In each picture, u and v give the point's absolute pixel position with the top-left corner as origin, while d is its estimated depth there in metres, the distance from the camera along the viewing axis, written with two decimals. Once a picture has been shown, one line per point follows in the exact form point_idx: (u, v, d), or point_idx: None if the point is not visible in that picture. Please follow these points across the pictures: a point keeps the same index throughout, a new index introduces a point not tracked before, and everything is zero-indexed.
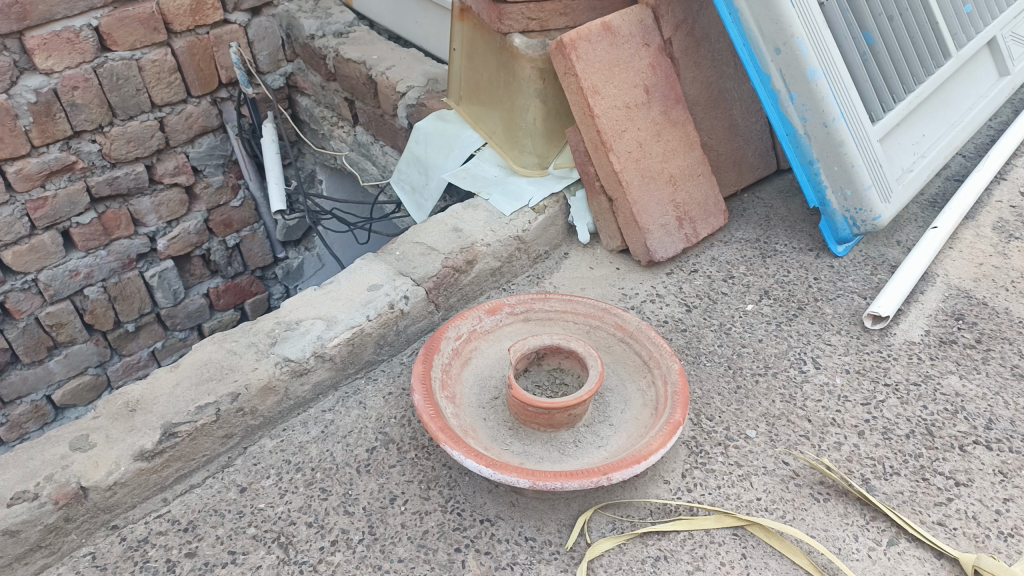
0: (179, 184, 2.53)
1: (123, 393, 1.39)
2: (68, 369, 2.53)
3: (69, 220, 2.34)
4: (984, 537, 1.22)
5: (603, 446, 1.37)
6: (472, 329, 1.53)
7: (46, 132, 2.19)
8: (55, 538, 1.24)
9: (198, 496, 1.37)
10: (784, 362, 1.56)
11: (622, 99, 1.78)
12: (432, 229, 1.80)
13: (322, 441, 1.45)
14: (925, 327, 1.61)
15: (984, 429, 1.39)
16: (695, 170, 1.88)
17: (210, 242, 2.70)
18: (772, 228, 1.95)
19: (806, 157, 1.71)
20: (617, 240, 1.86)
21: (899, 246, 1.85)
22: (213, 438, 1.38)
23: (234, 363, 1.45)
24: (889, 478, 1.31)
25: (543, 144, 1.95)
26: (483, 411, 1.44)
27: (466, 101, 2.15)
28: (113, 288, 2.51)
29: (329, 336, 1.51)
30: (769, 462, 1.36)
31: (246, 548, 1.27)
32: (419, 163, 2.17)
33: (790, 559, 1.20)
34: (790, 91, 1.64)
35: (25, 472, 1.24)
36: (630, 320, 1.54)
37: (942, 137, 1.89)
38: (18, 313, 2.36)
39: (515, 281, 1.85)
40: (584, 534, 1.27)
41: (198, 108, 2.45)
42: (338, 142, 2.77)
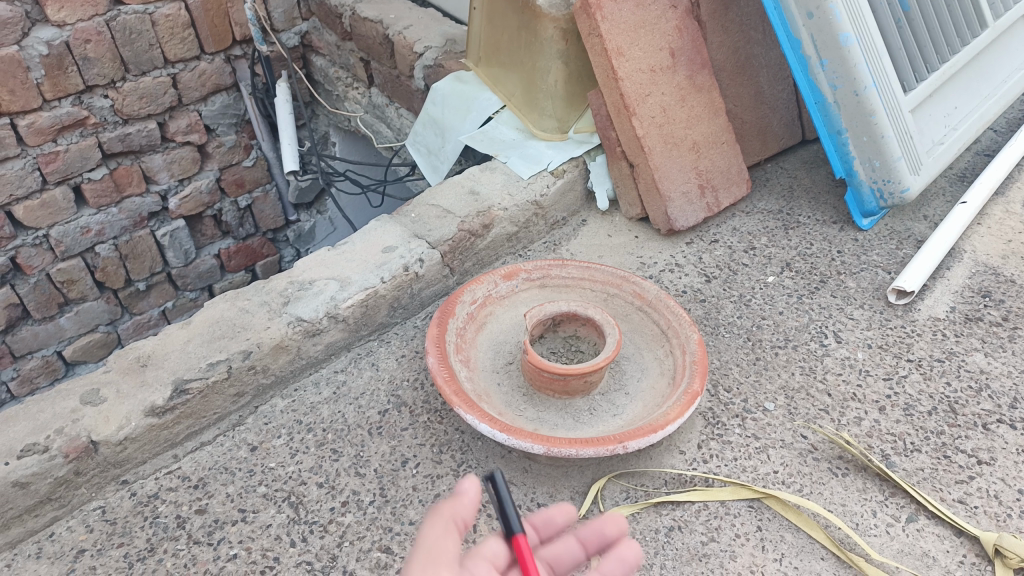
0: (191, 142, 2.49)
1: (134, 348, 1.38)
2: (79, 326, 2.53)
3: (81, 175, 2.31)
4: (1006, 516, 1.19)
5: (618, 414, 1.35)
6: (487, 294, 1.51)
7: (58, 86, 2.15)
8: (65, 491, 1.24)
9: (208, 453, 1.36)
10: (805, 335, 1.53)
11: (648, 62, 1.74)
12: (448, 191, 1.77)
13: (334, 402, 1.44)
14: (951, 304, 1.58)
15: (1008, 407, 1.37)
16: (719, 137, 1.84)
17: (222, 202, 2.67)
18: (795, 200, 1.91)
19: (835, 126, 1.66)
20: (636, 207, 1.82)
21: (926, 221, 1.81)
22: (225, 395, 1.37)
23: (246, 321, 1.43)
24: (909, 454, 1.29)
25: (563, 108, 1.91)
26: (497, 376, 1.42)
27: (485, 62, 2.10)
28: (124, 246, 2.49)
29: (343, 296, 1.49)
30: (787, 435, 1.34)
31: (257, 506, 1.26)
32: (435, 125, 2.14)
33: (807, 533, 1.18)
34: (821, 57, 1.59)
35: (35, 425, 1.23)
36: (649, 289, 1.51)
37: (975, 109, 1.84)
38: (30, 269, 2.35)
39: (531, 247, 1.82)
40: (597, 502, 1.25)
41: (212, 65, 2.42)
42: (353, 103, 2.73)
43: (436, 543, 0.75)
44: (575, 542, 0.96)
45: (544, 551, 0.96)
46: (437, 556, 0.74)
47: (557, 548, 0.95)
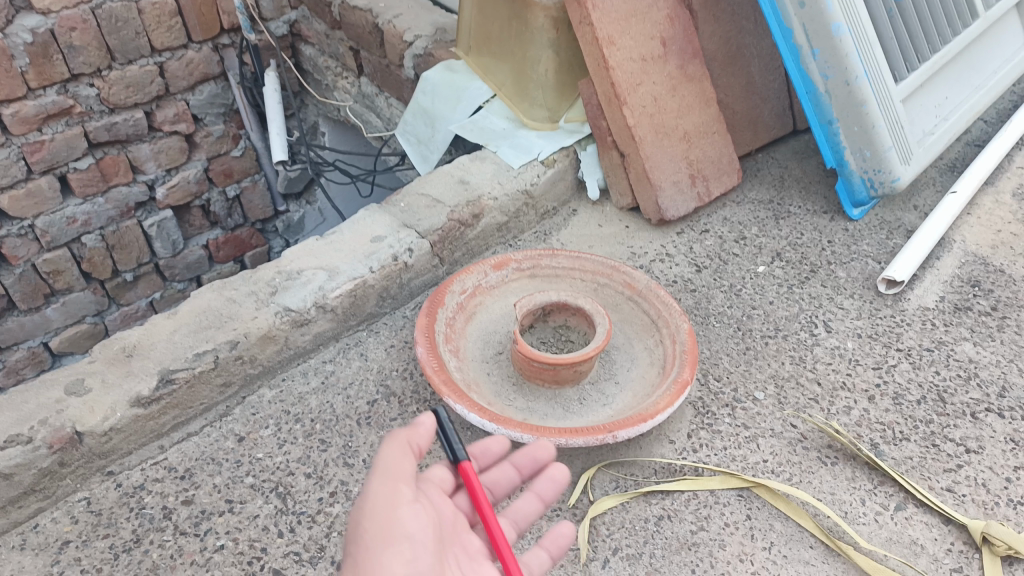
0: (179, 132, 2.47)
1: (120, 338, 1.36)
2: (65, 317, 2.51)
3: (67, 165, 2.29)
4: (993, 504, 1.20)
5: (608, 404, 1.34)
6: (477, 284, 1.50)
7: (43, 74, 2.13)
8: (49, 482, 1.22)
9: (195, 444, 1.34)
10: (794, 325, 1.53)
11: (639, 51, 1.73)
12: (437, 181, 1.76)
13: (322, 392, 1.43)
14: (940, 294, 1.58)
15: (996, 396, 1.37)
16: (711, 127, 1.83)
17: (210, 192, 2.65)
18: (785, 190, 1.90)
19: (826, 116, 1.66)
20: (627, 197, 1.81)
21: (916, 211, 1.81)
22: (212, 385, 1.36)
23: (234, 311, 1.41)
24: (898, 443, 1.29)
25: (553, 97, 1.90)
26: (486, 366, 1.41)
27: (475, 51, 2.09)
28: (111, 236, 2.47)
29: (332, 286, 1.48)
30: (776, 424, 1.33)
31: (244, 497, 1.25)
32: (425, 115, 2.12)
33: (795, 522, 1.18)
34: (813, 46, 1.58)
35: (19, 415, 1.21)
36: (639, 279, 1.50)
37: (966, 99, 1.84)
38: (15, 259, 2.32)
39: (522, 236, 1.81)
40: (587, 492, 1.24)
41: (200, 54, 2.39)
42: (342, 93, 2.71)
43: (396, 463, 0.88)
44: (511, 468, 1.08)
45: (484, 478, 1.07)
46: (397, 473, 0.87)
47: (495, 474, 1.07)
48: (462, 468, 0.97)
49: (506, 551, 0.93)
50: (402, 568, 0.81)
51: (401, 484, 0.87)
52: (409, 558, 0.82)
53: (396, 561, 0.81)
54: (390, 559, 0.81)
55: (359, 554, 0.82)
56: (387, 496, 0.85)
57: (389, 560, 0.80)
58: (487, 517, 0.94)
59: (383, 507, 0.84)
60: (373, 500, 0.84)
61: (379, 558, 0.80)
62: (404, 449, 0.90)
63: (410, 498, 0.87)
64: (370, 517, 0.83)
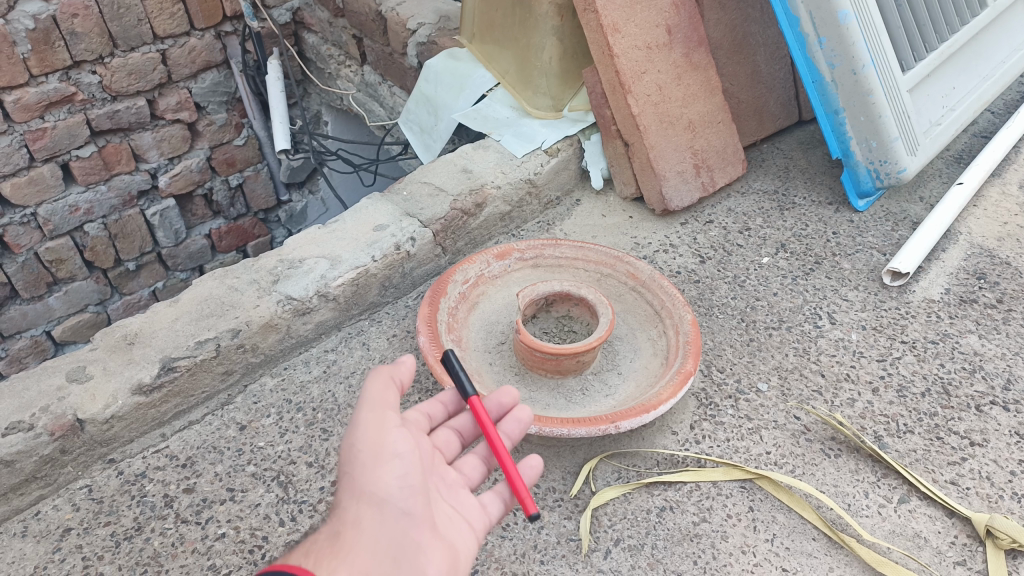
0: (181, 120, 2.46)
1: (121, 326, 1.36)
2: (68, 305, 2.51)
3: (69, 153, 2.28)
4: (997, 497, 1.19)
5: (610, 395, 1.34)
6: (480, 274, 1.50)
7: (45, 61, 2.11)
8: (51, 469, 1.22)
9: (197, 432, 1.34)
10: (799, 317, 1.52)
11: (643, 39, 1.72)
12: (440, 170, 1.75)
13: (324, 381, 1.43)
14: (946, 286, 1.57)
15: (1001, 389, 1.36)
16: (716, 117, 1.82)
17: (213, 181, 2.64)
18: (790, 180, 1.89)
19: (832, 105, 1.64)
20: (631, 186, 1.80)
21: (922, 203, 1.80)
22: (213, 373, 1.36)
23: (235, 299, 1.41)
24: (902, 436, 1.28)
25: (557, 86, 1.89)
26: (488, 356, 1.41)
27: (478, 39, 2.07)
28: (114, 225, 2.47)
29: (333, 275, 1.47)
30: (779, 416, 1.33)
31: (245, 486, 1.25)
32: (428, 103, 2.11)
33: (798, 514, 1.18)
34: (819, 35, 1.57)
35: (20, 402, 1.21)
36: (643, 269, 1.49)
37: (974, 90, 1.82)
38: (18, 247, 2.32)
39: (525, 226, 1.80)
40: (589, 482, 1.24)
41: (202, 42, 2.38)
42: (345, 82, 2.69)
43: (383, 392, 0.91)
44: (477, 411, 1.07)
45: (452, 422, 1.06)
46: (386, 400, 0.91)
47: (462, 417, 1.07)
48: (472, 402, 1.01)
49: (507, 459, 0.97)
50: (395, 481, 0.85)
51: (390, 409, 0.91)
52: (401, 474, 0.86)
53: (388, 476, 0.86)
54: (382, 473, 0.85)
55: (353, 472, 0.86)
56: (377, 422, 0.89)
57: (382, 474, 0.85)
58: (489, 431, 0.99)
59: (373, 430, 0.88)
60: (364, 425, 0.88)
61: (373, 473, 0.85)
62: (389, 383, 0.93)
63: (398, 425, 0.91)
64: (362, 439, 0.87)
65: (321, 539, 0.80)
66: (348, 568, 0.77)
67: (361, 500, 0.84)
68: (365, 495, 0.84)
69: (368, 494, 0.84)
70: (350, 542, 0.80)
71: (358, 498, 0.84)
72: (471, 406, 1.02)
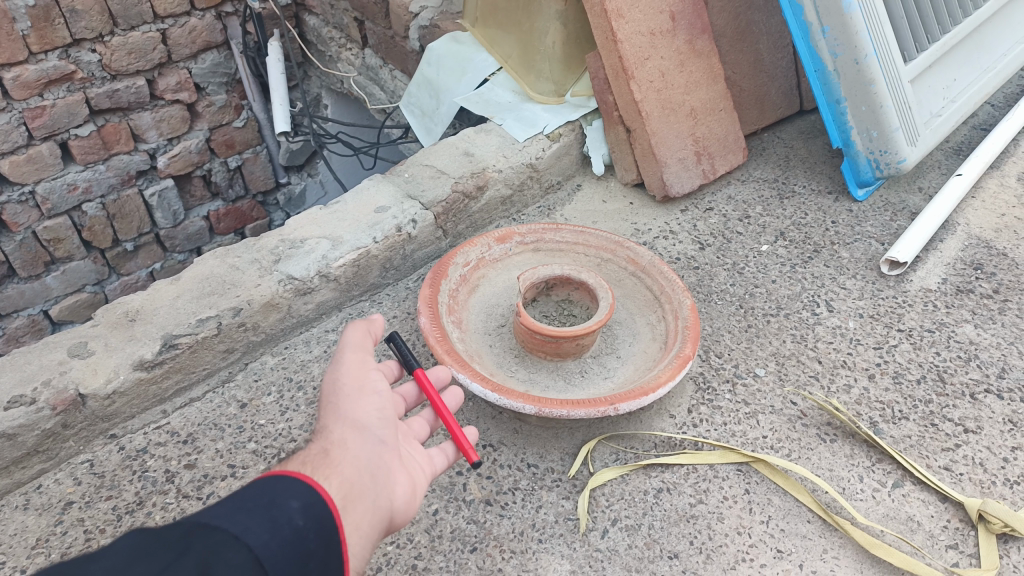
0: (181, 101, 2.45)
1: (123, 303, 1.36)
2: (65, 285, 2.51)
3: (68, 131, 2.27)
4: (990, 483, 1.21)
5: (609, 377, 1.35)
6: (481, 256, 1.51)
7: (45, 38, 2.10)
8: (52, 444, 1.23)
9: (197, 409, 1.35)
10: (797, 304, 1.53)
11: (647, 25, 1.72)
12: (442, 152, 1.76)
13: (324, 360, 1.43)
14: (943, 275, 1.59)
15: (996, 377, 1.38)
16: (717, 104, 1.82)
17: (212, 162, 2.64)
18: (791, 169, 1.90)
19: (834, 95, 1.65)
20: (632, 172, 1.81)
21: (921, 193, 1.81)
22: (215, 351, 1.36)
23: (237, 278, 1.41)
24: (897, 422, 1.30)
25: (560, 71, 1.89)
26: (489, 338, 1.41)
27: (481, 24, 2.07)
28: (112, 205, 2.46)
29: (335, 256, 1.47)
30: (776, 401, 1.34)
31: (245, 462, 1.26)
32: (430, 86, 2.11)
33: (793, 497, 1.19)
34: (822, 23, 1.57)
35: (22, 376, 1.22)
36: (642, 254, 1.50)
37: (975, 82, 1.83)
38: (15, 226, 2.31)
39: (526, 211, 1.81)
40: (587, 463, 1.25)
41: (202, 22, 2.37)
42: (346, 64, 2.69)
43: (363, 339, 0.98)
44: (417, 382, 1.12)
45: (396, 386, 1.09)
46: (366, 344, 0.98)
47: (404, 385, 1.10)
48: (416, 373, 1.08)
49: (454, 422, 1.04)
50: (375, 412, 0.91)
51: (370, 354, 0.97)
52: (378, 408, 0.92)
53: (370, 407, 0.91)
54: (365, 405, 0.91)
55: (338, 401, 0.90)
56: (359, 362, 0.95)
57: (364, 405, 0.90)
58: (435, 398, 1.06)
59: (355, 369, 0.94)
60: (347, 364, 0.94)
61: (357, 402, 0.90)
62: (367, 333, 0.99)
63: (375, 369, 0.97)
64: (347, 374, 0.93)
65: (312, 453, 0.82)
66: (340, 476, 0.79)
67: (344, 424, 0.87)
68: (349, 421, 0.88)
69: (352, 420, 0.88)
70: (340, 454, 0.82)
71: (342, 421, 0.87)
72: (416, 377, 1.08)
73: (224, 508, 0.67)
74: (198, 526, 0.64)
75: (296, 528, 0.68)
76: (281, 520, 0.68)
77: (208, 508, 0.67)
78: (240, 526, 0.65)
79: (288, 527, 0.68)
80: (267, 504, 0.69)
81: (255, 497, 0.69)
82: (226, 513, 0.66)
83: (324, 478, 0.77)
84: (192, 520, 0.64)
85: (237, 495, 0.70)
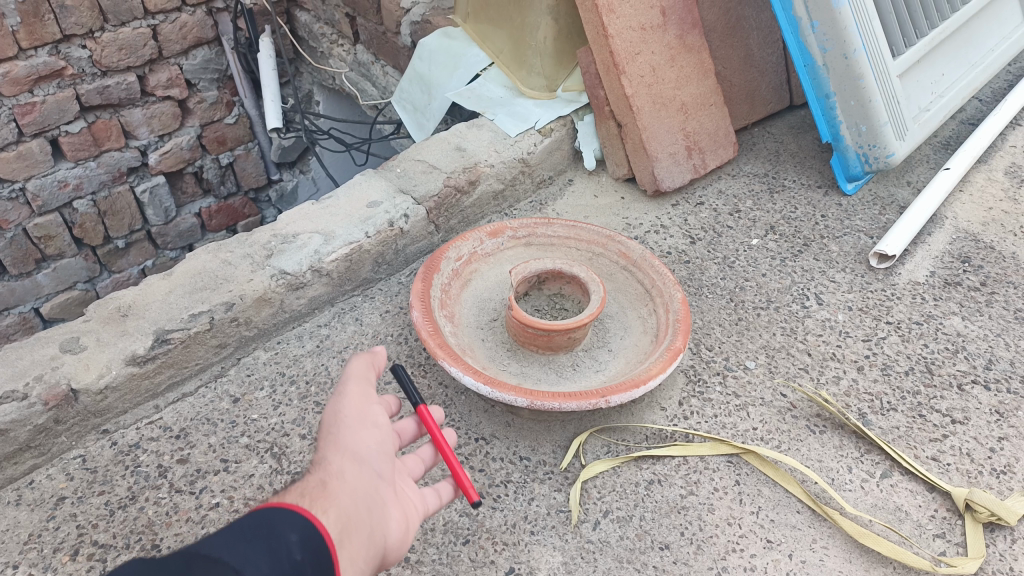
0: (172, 97, 2.45)
1: (115, 298, 1.36)
2: (57, 282, 2.50)
3: (58, 128, 2.26)
4: (977, 473, 1.22)
5: (601, 370, 1.36)
6: (473, 251, 1.51)
7: (34, 34, 2.09)
8: (45, 439, 1.23)
9: (190, 404, 1.35)
10: (786, 297, 1.54)
11: (638, 20, 1.72)
12: (434, 147, 1.76)
13: (317, 355, 1.44)
14: (931, 269, 1.60)
15: (983, 368, 1.39)
16: (708, 99, 1.83)
17: (203, 159, 2.63)
18: (780, 164, 1.92)
19: (823, 90, 1.66)
20: (624, 167, 1.82)
21: (909, 187, 1.83)
22: (207, 346, 1.36)
23: (229, 273, 1.42)
24: (885, 413, 1.31)
25: (551, 66, 1.90)
26: (481, 332, 1.42)
27: (473, 19, 2.07)
28: (103, 202, 2.45)
29: (327, 251, 1.48)
30: (767, 393, 1.35)
31: (239, 457, 1.26)
32: (422, 82, 2.11)
33: (783, 487, 1.20)
34: (812, 18, 1.58)
35: (14, 371, 1.22)
36: (633, 248, 1.51)
37: (963, 76, 1.85)
38: (6, 223, 2.31)
39: (517, 206, 1.81)
40: (579, 456, 1.26)
41: (193, 18, 2.36)
42: (338, 61, 2.69)
43: (367, 371, 0.95)
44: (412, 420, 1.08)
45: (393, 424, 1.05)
46: (370, 377, 0.95)
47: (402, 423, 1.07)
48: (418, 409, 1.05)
49: (455, 461, 1.02)
50: (374, 446, 0.89)
51: (373, 387, 0.94)
52: (377, 442, 0.90)
53: (370, 440, 0.89)
54: (365, 437, 0.89)
55: (338, 432, 0.88)
56: (361, 394, 0.93)
57: (365, 438, 0.89)
58: (437, 434, 1.04)
59: (357, 401, 0.92)
60: (349, 395, 0.92)
61: (357, 434, 0.89)
62: (371, 365, 0.96)
63: (376, 402, 0.95)
64: (349, 405, 0.91)
65: (310, 484, 0.80)
66: (338, 510, 0.77)
67: (342, 455, 0.86)
68: (348, 453, 0.86)
69: (350, 452, 0.86)
70: (337, 488, 0.80)
71: (341, 452, 0.86)
72: (418, 413, 1.05)
73: (223, 538, 0.67)
74: (198, 556, 0.64)
75: (294, 564, 0.68)
76: (281, 552, 0.68)
77: (208, 537, 0.67)
78: (239, 558, 0.65)
79: (287, 561, 0.68)
80: (268, 536, 0.68)
81: (255, 527, 0.69)
82: (227, 545, 0.66)
83: (322, 511, 0.76)
84: (192, 550, 0.64)
85: (236, 524, 0.69)
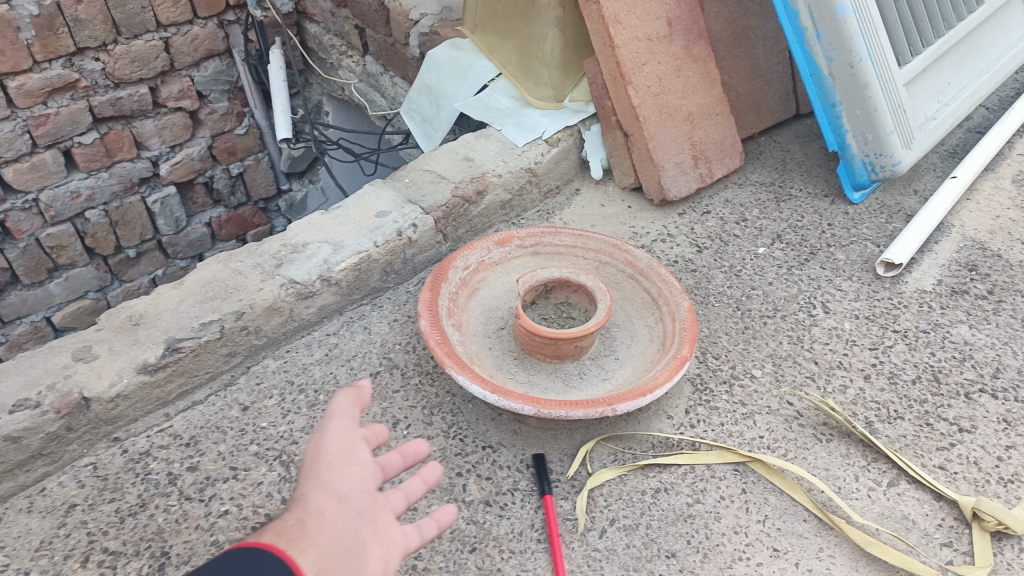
0: (183, 108, 2.47)
1: (126, 307, 1.38)
2: (68, 292, 2.52)
3: (71, 139, 2.29)
4: (984, 481, 1.22)
5: (608, 379, 1.36)
6: (480, 260, 1.52)
7: (49, 47, 2.12)
8: (57, 447, 1.24)
9: (200, 412, 1.36)
10: (793, 306, 1.55)
11: (644, 30, 1.74)
12: (442, 157, 1.77)
13: (326, 363, 1.45)
14: (938, 277, 1.60)
15: (990, 377, 1.39)
16: (714, 108, 1.84)
17: (214, 169, 2.66)
18: (787, 173, 1.92)
19: (829, 99, 1.67)
20: (631, 176, 1.83)
21: (916, 196, 1.83)
22: (217, 355, 1.38)
23: (239, 283, 1.43)
24: (892, 422, 1.31)
25: (558, 77, 1.91)
26: (488, 340, 1.43)
27: (481, 31, 2.09)
28: (115, 212, 2.47)
29: (336, 260, 1.49)
30: (773, 402, 1.35)
31: (248, 464, 1.27)
32: (430, 93, 2.13)
33: (789, 496, 1.20)
34: (817, 28, 1.58)
35: (26, 380, 1.23)
36: (640, 257, 1.52)
37: (970, 85, 1.85)
38: (19, 233, 2.33)
39: (525, 215, 1.83)
40: (585, 464, 1.26)
41: (205, 30, 2.39)
42: (347, 72, 2.72)
43: (351, 410, 0.94)
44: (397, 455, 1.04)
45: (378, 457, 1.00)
46: (355, 415, 0.95)
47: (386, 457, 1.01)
48: None
49: None
50: (358, 484, 0.88)
51: (358, 424, 0.94)
52: (361, 479, 0.90)
53: (354, 478, 0.89)
54: (347, 475, 0.89)
55: (319, 470, 0.88)
56: (345, 433, 0.92)
57: (347, 476, 0.88)
58: None
59: (341, 439, 0.91)
60: (333, 433, 0.91)
61: (340, 472, 0.88)
62: (355, 403, 0.95)
63: (361, 440, 0.94)
64: (332, 443, 0.90)
65: (289, 523, 0.79)
66: (318, 550, 0.77)
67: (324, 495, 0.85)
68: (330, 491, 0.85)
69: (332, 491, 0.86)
70: (317, 526, 0.80)
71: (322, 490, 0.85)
72: None
73: None
74: None
75: None
76: None
77: None
78: None
79: None
80: None
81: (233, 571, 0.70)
82: None
83: (299, 551, 0.76)
84: None
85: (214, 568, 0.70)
